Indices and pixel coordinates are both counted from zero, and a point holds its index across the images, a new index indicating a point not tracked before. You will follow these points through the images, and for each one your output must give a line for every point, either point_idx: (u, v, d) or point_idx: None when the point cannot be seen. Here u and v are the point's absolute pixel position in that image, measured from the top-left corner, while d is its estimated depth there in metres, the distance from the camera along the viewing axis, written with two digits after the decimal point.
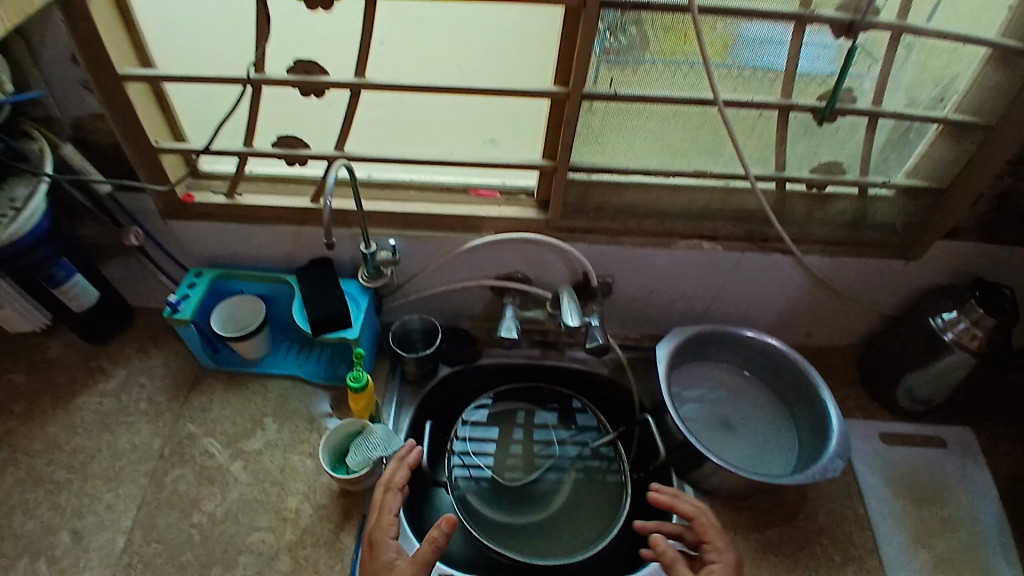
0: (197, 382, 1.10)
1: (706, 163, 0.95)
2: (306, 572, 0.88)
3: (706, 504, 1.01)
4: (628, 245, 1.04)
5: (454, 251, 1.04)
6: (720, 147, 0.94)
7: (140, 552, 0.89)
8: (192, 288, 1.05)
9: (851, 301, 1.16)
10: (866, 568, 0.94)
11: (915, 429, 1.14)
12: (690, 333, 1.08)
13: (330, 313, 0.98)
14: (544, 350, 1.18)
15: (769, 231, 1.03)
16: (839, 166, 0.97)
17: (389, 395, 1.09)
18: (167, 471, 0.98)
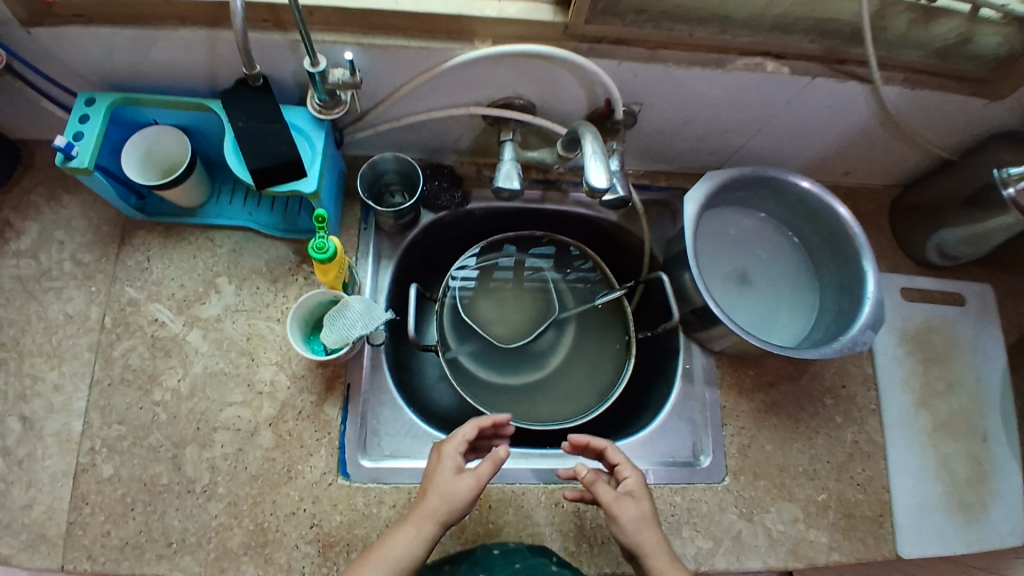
0: (127, 237, 0.92)
1: None
2: (292, 446, 0.83)
3: (715, 364, 0.95)
4: (670, 63, 0.78)
5: (432, 70, 0.76)
6: None
7: (101, 436, 0.84)
8: (85, 123, 0.79)
9: (910, 140, 0.97)
10: (864, 428, 0.95)
11: (939, 285, 1.06)
12: (726, 176, 0.88)
13: (280, 161, 0.76)
14: (544, 191, 0.99)
15: (852, 50, 0.80)
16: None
17: (364, 248, 0.93)
18: (114, 345, 0.87)
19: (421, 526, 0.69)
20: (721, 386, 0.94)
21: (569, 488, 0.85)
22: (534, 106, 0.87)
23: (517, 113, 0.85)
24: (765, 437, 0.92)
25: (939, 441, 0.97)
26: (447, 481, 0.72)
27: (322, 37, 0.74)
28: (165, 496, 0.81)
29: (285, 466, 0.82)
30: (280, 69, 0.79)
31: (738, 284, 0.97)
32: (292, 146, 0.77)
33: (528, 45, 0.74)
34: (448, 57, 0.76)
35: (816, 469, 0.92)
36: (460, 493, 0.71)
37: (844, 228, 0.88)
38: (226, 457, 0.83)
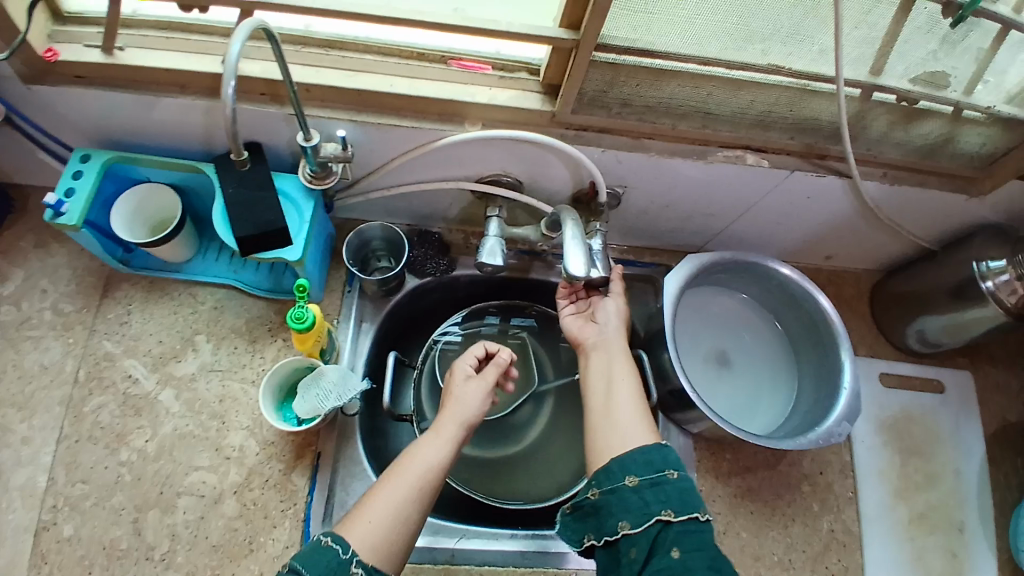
0: (110, 289, 0.92)
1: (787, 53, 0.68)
2: (255, 516, 0.81)
3: (692, 447, 0.94)
4: (654, 152, 0.79)
5: (424, 147, 0.78)
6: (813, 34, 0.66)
7: (65, 494, 0.82)
8: (78, 179, 0.80)
9: (892, 231, 0.99)
10: (841, 518, 0.94)
11: (917, 371, 1.07)
12: (706, 260, 0.89)
13: (266, 229, 0.76)
14: (529, 261, 1.00)
15: (832, 147, 0.81)
16: (945, 77, 0.73)
17: (346, 312, 0.93)
18: (86, 400, 0.86)
19: (446, 434, 0.72)
20: (697, 469, 0.93)
21: (539, 574, 0.83)
22: (522, 183, 0.88)
23: (506, 190, 0.86)
24: (742, 524, 0.91)
25: (916, 535, 0.96)
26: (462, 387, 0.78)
27: (317, 112, 0.76)
28: (123, 562, 0.79)
29: (247, 537, 0.80)
30: (275, 138, 0.81)
31: (717, 365, 0.97)
32: (280, 214, 0.77)
33: (514, 131, 0.76)
34: (440, 136, 0.78)
35: (793, 559, 0.90)
36: (477, 399, 0.77)
37: (823, 320, 0.88)
38: (187, 524, 0.81)
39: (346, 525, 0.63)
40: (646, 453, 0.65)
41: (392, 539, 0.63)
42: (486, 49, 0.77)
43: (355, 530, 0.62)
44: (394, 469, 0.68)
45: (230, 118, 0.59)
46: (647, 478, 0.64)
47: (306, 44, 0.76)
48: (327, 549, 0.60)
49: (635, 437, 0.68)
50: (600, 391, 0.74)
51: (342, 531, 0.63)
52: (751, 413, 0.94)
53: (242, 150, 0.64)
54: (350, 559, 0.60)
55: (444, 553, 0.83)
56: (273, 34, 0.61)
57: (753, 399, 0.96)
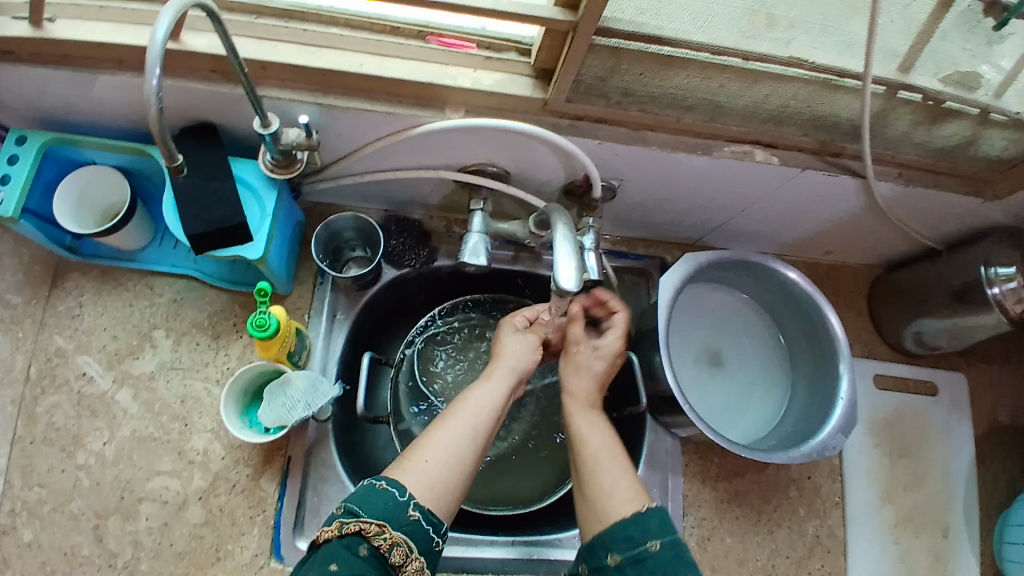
0: (59, 279, 0.85)
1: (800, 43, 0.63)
2: (222, 523, 0.78)
3: (680, 450, 0.91)
4: (655, 146, 0.72)
5: (400, 135, 0.70)
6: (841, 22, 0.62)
7: (22, 498, 0.78)
8: (13, 165, 0.73)
9: (896, 228, 0.93)
10: (827, 523, 0.92)
11: (911, 372, 1.04)
12: (704, 259, 0.83)
13: (221, 225, 0.69)
14: (516, 252, 0.93)
15: (849, 145, 0.75)
16: (977, 77, 0.69)
17: (318, 305, 0.87)
18: (38, 399, 0.81)
19: (498, 379, 0.70)
20: (683, 473, 0.90)
21: None
22: (508, 173, 0.81)
23: (489, 180, 0.79)
24: (726, 529, 0.89)
25: (900, 537, 0.95)
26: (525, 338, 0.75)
27: (275, 93, 0.68)
28: (85, 569, 0.76)
29: (213, 545, 0.77)
30: (232, 120, 0.72)
31: (709, 365, 0.93)
32: (236, 210, 0.70)
33: (500, 120, 0.68)
34: (419, 123, 0.70)
35: (775, 564, 0.89)
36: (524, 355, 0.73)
37: (822, 326, 0.83)
38: (151, 531, 0.77)
39: (398, 465, 0.59)
40: (629, 522, 0.59)
41: (444, 475, 0.60)
42: (470, 24, 0.68)
43: (410, 467, 0.59)
44: (450, 413, 0.65)
45: (157, 115, 0.49)
46: (629, 551, 0.58)
47: (262, 14, 0.67)
48: (382, 492, 0.56)
49: (619, 494, 0.62)
50: (578, 456, 0.67)
51: (396, 472, 0.58)
52: (741, 417, 0.90)
53: (176, 156, 0.54)
54: (407, 502, 0.56)
55: None
56: (210, 10, 0.52)
57: (743, 402, 0.92)
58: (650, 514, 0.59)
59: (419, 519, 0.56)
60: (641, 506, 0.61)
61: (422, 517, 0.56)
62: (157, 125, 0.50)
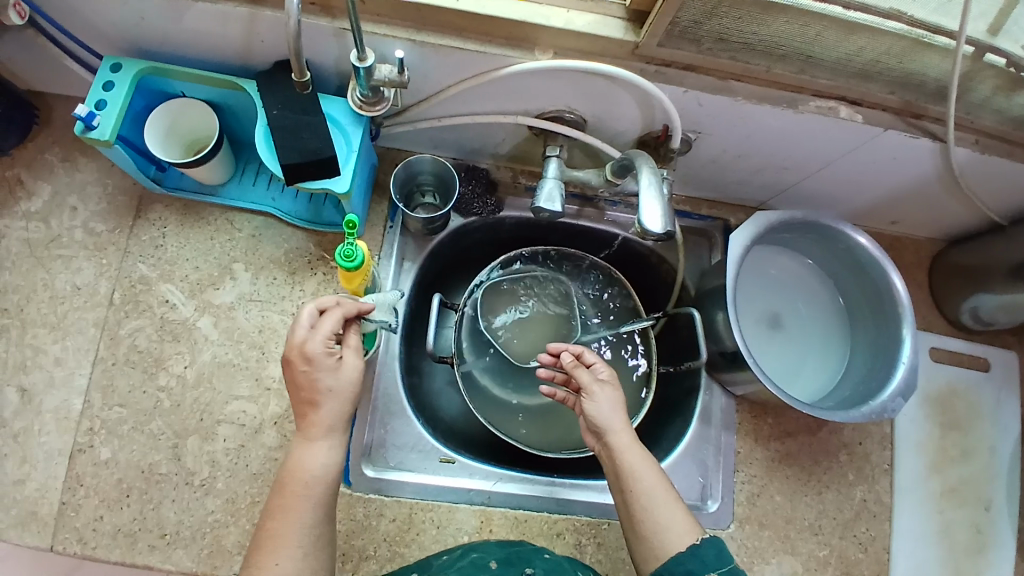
0: (143, 210, 0.88)
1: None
2: (295, 447, 0.82)
3: (734, 408, 0.93)
4: (740, 97, 0.73)
5: (487, 76, 0.71)
6: None
7: (101, 418, 0.82)
8: (109, 91, 0.75)
9: (963, 200, 0.92)
10: (874, 488, 0.94)
11: (966, 347, 1.04)
12: (775, 218, 0.84)
13: (314, 157, 0.71)
14: (581, 206, 0.95)
15: (932, 106, 0.76)
16: None
17: (388, 249, 0.89)
18: (121, 323, 0.85)
19: (320, 429, 0.65)
20: (738, 431, 0.92)
21: (571, 521, 0.83)
22: (585, 122, 0.82)
23: (568, 128, 0.80)
24: (776, 488, 0.91)
25: (944, 508, 0.96)
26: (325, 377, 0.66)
27: (372, 29, 0.69)
28: (162, 486, 0.80)
29: None
30: (324, 56, 0.74)
31: (769, 327, 0.94)
32: (327, 142, 0.72)
33: (591, 62, 0.69)
34: (506, 64, 0.71)
35: (822, 524, 0.91)
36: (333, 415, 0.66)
37: (888, 291, 0.84)
38: (227, 452, 0.81)
39: (254, 569, 0.59)
40: (682, 552, 0.63)
41: (302, 569, 0.60)
42: None
43: (266, 573, 0.59)
44: (287, 502, 0.63)
45: (294, 31, 0.57)
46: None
47: None
48: None
49: (671, 534, 0.64)
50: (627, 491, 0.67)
51: (253, 573, 0.59)
52: (798, 379, 0.91)
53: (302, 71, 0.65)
54: None
55: (480, 495, 0.83)
56: None
57: (801, 364, 0.93)
58: (704, 545, 0.63)
59: None
60: (695, 538, 0.64)
61: None
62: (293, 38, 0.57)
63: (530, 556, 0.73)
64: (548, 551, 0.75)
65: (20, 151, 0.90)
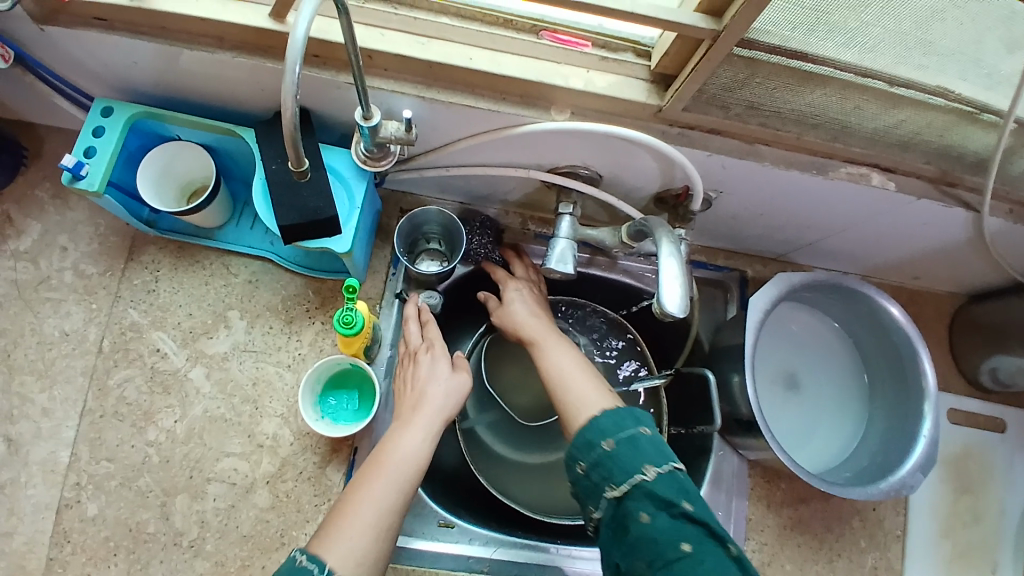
0: (135, 253, 0.84)
1: (932, 72, 0.60)
2: (288, 507, 0.79)
3: (746, 472, 0.89)
4: (768, 161, 0.69)
5: (500, 134, 0.67)
6: (986, 50, 0.60)
7: (88, 472, 0.79)
8: (99, 137, 0.71)
9: (990, 263, 0.89)
10: (887, 557, 0.91)
11: (984, 408, 1.00)
12: (795, 282, 0.80)
13: (313, 218, 0.66)
14: (592, 256, 0.91)
15: (968, 176, 0.72)
16: None
17: (390, 299, 0.86)
18: (110, 372, 0.81)
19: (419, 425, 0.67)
20: (749, 496, 0.88)
21: None
22: (601, 176, 0.78)
23: (581, 184, 0.76)
24: (787, 556, 0.87)
25: (955, 575, 0.93)
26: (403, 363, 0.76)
27: (379, 84, 0.64)
28: (150, 546, 0.77)
29: (278, 530, 0.78)
30: (327, 107, 0.70)
31: (784, 387, 0.91)
32: (328, 200, 0.67)
33: (610, 125, 0.65)
34: (521, 122, 0.67)
35: None
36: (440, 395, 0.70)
37: (912, 361, 0.80)
38: (217, 512, 0.78)
39: (323, 539, 0.57)
40: (582, 430, 0.61)
41: (373, 547, 0.57)
42: (587, 21, 0.64)
43: (336, 547, 0.56)
44: (372, 475, 0.61)
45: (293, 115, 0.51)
46: (589, 457, 0.59)
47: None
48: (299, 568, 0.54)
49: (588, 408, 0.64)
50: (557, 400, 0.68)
51: (317, 548, 0.56)
52: (811, 444, 0.88)
53: (302, 159, 0.57)
54: None
55: (479, 563, 0.79)
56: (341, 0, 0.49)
57: (815, 427, 0.89)
58: (606, 416, 0.61)
59: None
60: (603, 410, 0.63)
61: None
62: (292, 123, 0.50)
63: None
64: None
65: (10, 188, 0.86)
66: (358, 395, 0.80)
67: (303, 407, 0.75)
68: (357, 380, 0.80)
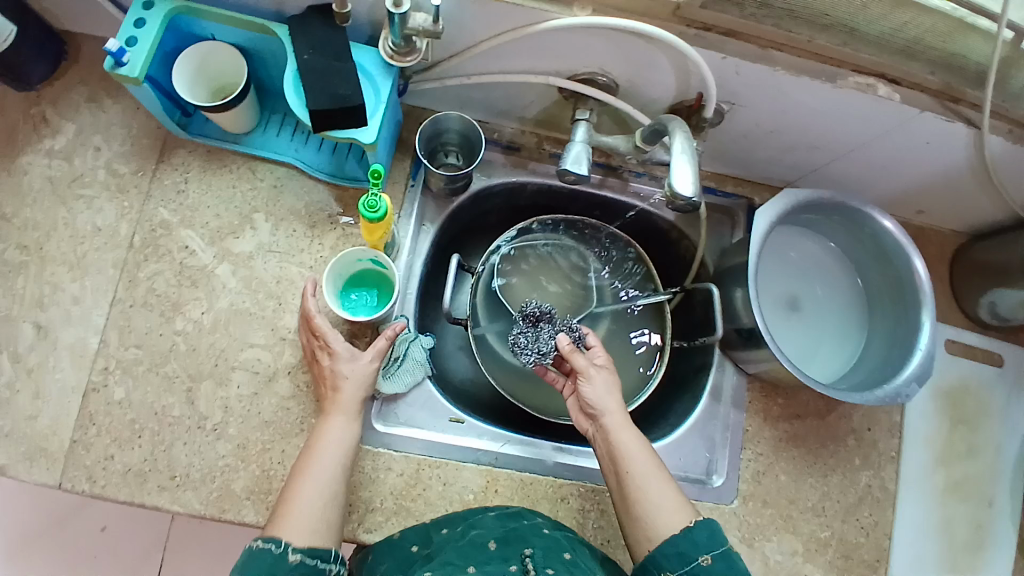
0: (166, 154, 0.88)
1: None
2: (307, 397, 0.83)
3: (745, 387, 0.93)
4: (780, 67, 0.70)
5: (522, 31, 0.70)
6: None
7: (117, 357, 0.83)
8: (140, 27, 0.74)
9: (992, 194, 0.91)
10: (880, 476, 0.94)
11: (982, 343, 1.03)
12: (802, 197, 0.82)
13: (342, 104, 0.70)
14: (605, 176, 0.94)
15: (970, 91, 0.74)
16: None
17: (408, 208, 0.89)
18: (140, 265, 0.85)
19: (347, 414, 0.75)
20: (748, 410, 0.92)
21: (577, 486, 0.85)
22: (617, 86, 0.80)
23: (600, 91, 0.78)
24: (781, 468, 0.91)
25: (948, 500, 0.96)
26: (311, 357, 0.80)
27: None
28: (174, 428, 0.81)
29: (298, 418, 0.82)
30: (358, 3, 0.73)
31: (786, 309, 0.93)
32: (357, 90, 0.71)
33: (633, 22, 0.67)
34: (544, 19, 0.69)
35: (825, 507, 0.91)
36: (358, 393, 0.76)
37: (910, 278, 0.83)
38: (241, 398, 0.82)
39: (276, 525, 0.66)
40: (665, 544, 0.67)
41: (322, 520, 0.68)
42: None
43: (289, 534, 0.66)
44: (307, 466, 0.71)
45: None
46: (684, 568, 0.65)
47: None
48: (259, 551, 0.64)
49: (668, 514, 0.68)
50: (626, 477, 0.71)
51: (272, 531, 0.66)
52: (810, 363, 0.91)
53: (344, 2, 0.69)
54: (284, 551, 0.64)
55: (488, 455, 0.85)
56: None
57: (814, 347, 0.92)
58: (699, 526, 0.67)
59: (302, 560, 0.64)
60: (687, 522, 0.68)
61: (305, 556, 0.65)
62: None
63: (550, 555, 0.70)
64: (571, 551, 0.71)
65: (49, 89, 0.90)
66: (377, 292, 0.84)
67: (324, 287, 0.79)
68: (375, 278, 0.85)
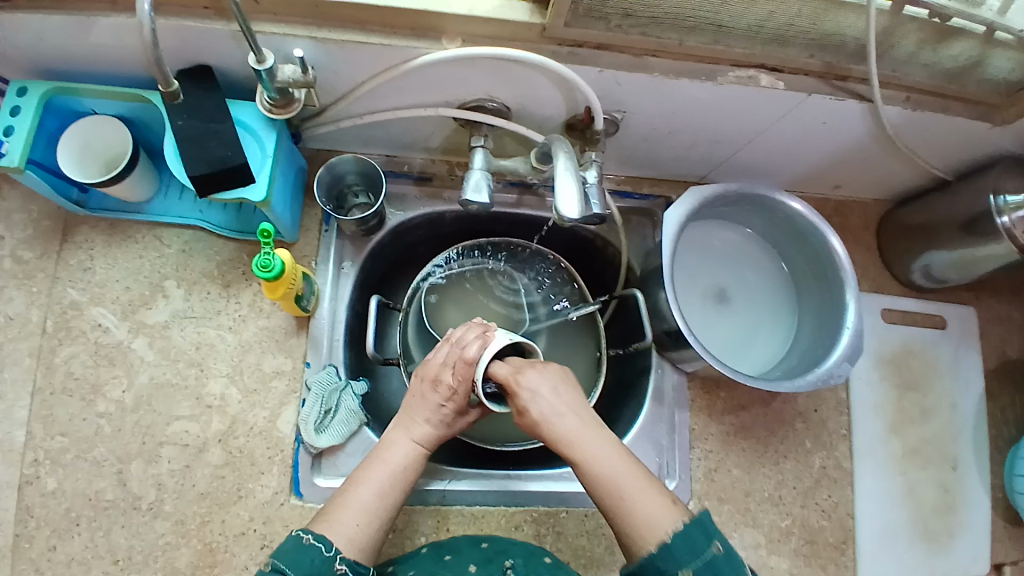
0: (69, 234, 0.86)
1: None
2: (241, 463, 0.81)
3: (685, 385, 0.93)
4: (657, 73, 0.71)
5: (397, 70, 0.69)
6: None
7: (44, 448, 0.80)
8: (16, 116, 0.72)
9: (903, 159, 0.91)
10: (832, 455, 0.94)
11: (920, 306, 1.03)
12: (709, 193, 0.82)
13: (223, 166, 0.68)
14: (520, 195, 0.94)
15: (855, 66, 0.73)
16: None
17: (325, 254, 0.88)
18: (56, 350, 0.83)
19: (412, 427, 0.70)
20: (690, 408, 0.92)
21: (529, 512, 0.84)
22: (509, 109, 0.80)
23: (491, 116, 0.78)
24: (732, 461, 0.91)
25: (908, 469, 0.95)
26: (427, 369, 0.72)
27: (269, 28, 0.67)
28: (110, 513, 0.79)
29: (234, 485, 0.80)
30: (229, 61, 0.72)
31: (715, 302, 0.94)
32: (237, 150, 0.69)
33: (503, 49, 0.67)
34: (416, 56, 0.69)
35: (782, 494, 0.91)
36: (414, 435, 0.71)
37: (829, 255, 0.83)
38: (173, 474, 0.80)
39: (324, 520, 0.63)
40: (652, 555, 0.58)
41: (369, 534, 0.63)
42: None
43: (339, 530, 0.62)
44: (368, 468, 0.67)
45: (150, 39, 0.57)
46: None
47: None
48: (309, 547, 0.60)
49: (651, 516, 0.59)
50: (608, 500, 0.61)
51: (321, 526, 0.62)
52: (744, 354, 0.91)
53: (169, 80, 0.64)
54: (333, 557, 0.60)
55: (435, 495, 0.83)
56: None
57: (747, 338, 0.92)
58: (688, 527, 0.58)
59: (346, 572, 0.60)
60: (676, 523, 0.59)
61: (350, 569, 0.61)
62: (149, 41, 0.57)
63: (530, 564, 0.71)
64: (549, 555, 0.73)
65: None
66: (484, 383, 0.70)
67: (477, 358, 0.67)
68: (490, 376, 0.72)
